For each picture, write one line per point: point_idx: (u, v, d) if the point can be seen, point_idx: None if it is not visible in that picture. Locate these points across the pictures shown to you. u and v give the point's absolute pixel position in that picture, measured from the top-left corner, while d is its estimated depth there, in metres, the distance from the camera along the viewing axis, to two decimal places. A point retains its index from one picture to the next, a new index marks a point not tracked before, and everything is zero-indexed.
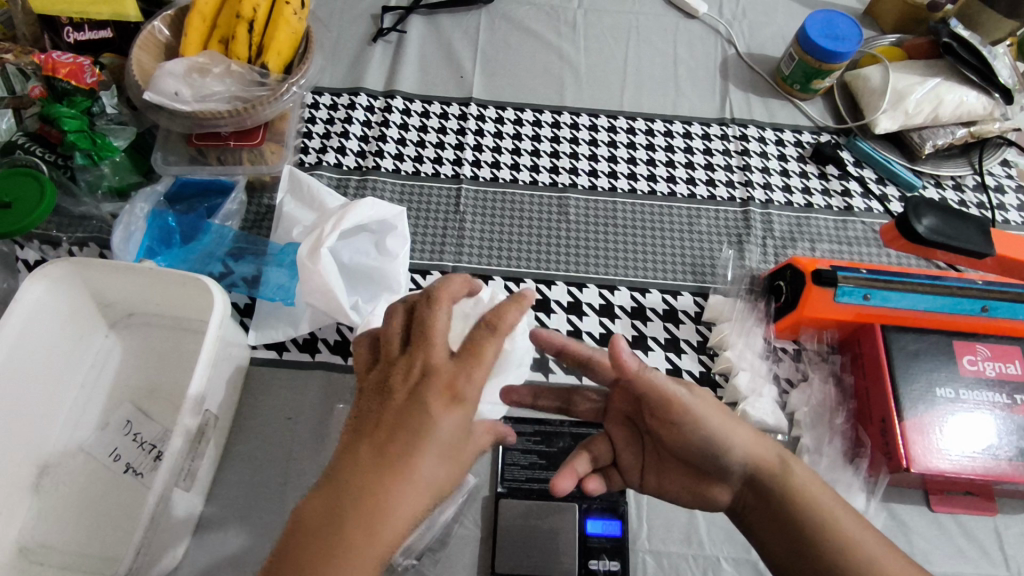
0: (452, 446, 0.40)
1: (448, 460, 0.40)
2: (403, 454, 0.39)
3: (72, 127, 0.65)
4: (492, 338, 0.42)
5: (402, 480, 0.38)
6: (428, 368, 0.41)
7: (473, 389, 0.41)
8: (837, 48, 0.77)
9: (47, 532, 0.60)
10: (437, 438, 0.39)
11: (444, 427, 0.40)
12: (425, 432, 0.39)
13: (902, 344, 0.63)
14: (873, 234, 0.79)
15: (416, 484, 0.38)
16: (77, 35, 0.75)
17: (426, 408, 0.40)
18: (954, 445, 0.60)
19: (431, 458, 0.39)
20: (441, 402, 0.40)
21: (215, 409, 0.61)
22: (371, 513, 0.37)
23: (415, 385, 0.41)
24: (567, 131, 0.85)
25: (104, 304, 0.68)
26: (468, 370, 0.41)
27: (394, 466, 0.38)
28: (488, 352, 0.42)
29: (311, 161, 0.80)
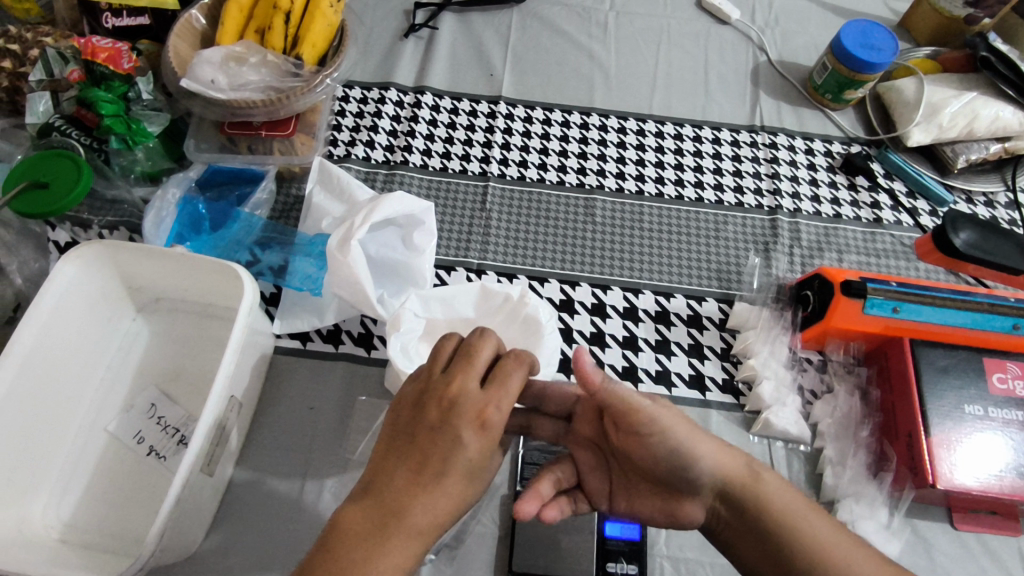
0: (479, 463, 0.42)
1: (477, 478, 0.42)
2: (434, 470, 0.41)
3: (108, 111, 0.67)
4: (520, 370, 0.46)
5: (435, 492, 0.40)
6: (459, 396, 0.43)
7: (499, 415, 0.44)
8: (873, 59, 0.76)
9: (73, 511, 0.61)
10: (468, 455, 0.42)
11: (474, 449, 0.42)
12: (456, 450, 0.41)
13: (931, 359, 0.63)
14: (902, 247, 0.78)
15: (448, 498, 0.40)
16: (115, 21, 0.76)
17: (461, 429, 0.42)
18: (976, 470, 0.59)
19: (462, 474, 0.41)
20: (471, 424, 0.42)
21: (240, 395, 0.61)
22: (407, 523, 0.39)
23: (444, 409, 0.43)
24: (595, 132, 0.84)
25: (133, 288, 0.69)
26: (497, 395, 0.44)
27: (428, 481, 0.40)
28: (516, 383, 0.45)
29: (340, 153, 0.80)
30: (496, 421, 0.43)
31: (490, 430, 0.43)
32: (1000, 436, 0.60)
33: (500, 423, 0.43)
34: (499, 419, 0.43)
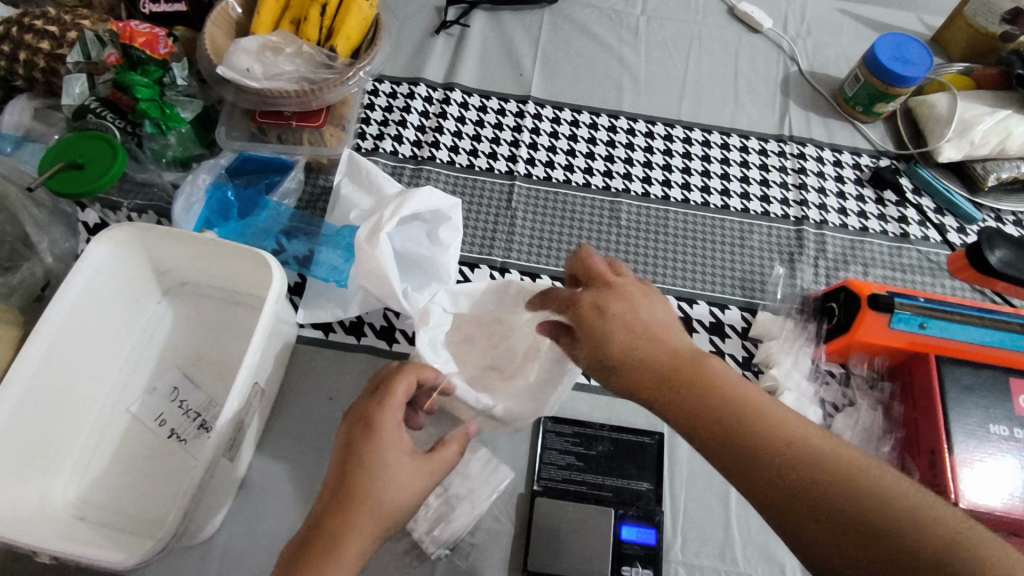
0: (386, 464, 0.48)
1: (385, 475, 0.47)
2: (342, 481, 0.47)
3: (144, 96, 0.68)
4: (401, 375, 0.52)
5: (346, 497, 0.46)
6: (353, 412, 0.51)
7: (389, 420, 0.50)
8: (906, 73, 0.75)
9: (94, 489, 0.61)
10: (367, 459, 0.47)
11: (370, 452, 0.48)
12: (354, 459, 0.48)
13: (957, 377, 0.62)
14: (929, 263, 0.77)
15: (357, 497, 0.46)
16: (152, 6, 0.78)
17: (350, 436, 0.49)
18: (990, 492, 0.57)
19: (365, 476, 0.47)
20: (362, 434, 0.49)
21: (263, 382, 0.62)
22: (325, 529, 0.45)
23: (344, 432, 0.50)
24: (623, 136, 0.84)
25: (160, 271, 0.69)
26: (378, 401, 0.50)
27: (337, 490, 0.47)
28: (398, 387, 0.51)
29: (368, 147, 0.80)
30: (381, 424, 0.49)
31: (377, 433, 0.49)
32: (1010, 460, 0.59)
33: (386, 422, 0.49)
34: (384, 422, 0.49)
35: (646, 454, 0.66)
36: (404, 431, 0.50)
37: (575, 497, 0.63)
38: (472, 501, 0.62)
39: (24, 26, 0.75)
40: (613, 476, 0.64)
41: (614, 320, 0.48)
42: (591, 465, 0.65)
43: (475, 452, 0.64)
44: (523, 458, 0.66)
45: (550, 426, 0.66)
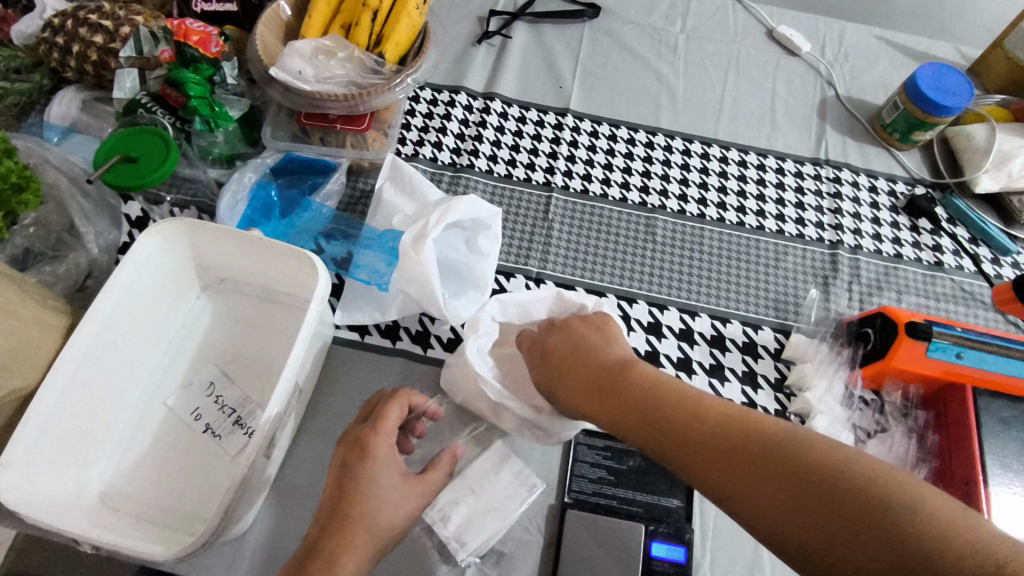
0: (381, 485, 0.48)
1: (379, 500, 0.48)
2: (336, 502, 0.47)
3: (196, 93, 0.69)
4: (395, 400, 0.53)
5: (342, 518, 0.46)
6: (344, 436, 0.51)
7: (383, 443, 0.50)
8: (946, 102, 0.76)
9: (128, 481, 0.61)
10: (362, 482, 0.48)
11: (365, 475, 0.48)
12: (348, 481, 0.48)
13: (993, 409, 0.62)
14: (964, 292, 0.77)
15: (353, 518, 0.46)
16: (205, 5, 0.79)
17: (344, 461, 0.49)
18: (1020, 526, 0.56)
19: (361, 498, 0.47)
20: (356, 456, 0.49)
21: (302, 381, 0.62)
22: (322, 550, 0.45)
23: (335, 455, 0.51)
24: (660, 152, 0.85)
25: (201, 267, 0.70)
26: (373, 425, 0.51)
27: (333, 511, 0.47)
28: (392, 412, 0.52)
29: (408, 152, 0.81)
30: (376, 448, 0.49)
31: (371, 456, 0.49)
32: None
33: (379, 447, 0.50)
34: (379, 446, 0.49)
35: None
36: (397, 453, 0.51)
37: (605, 512, 0.63)
38: (504, 510, 0.62)
39: (78, 19, 0.75)
40: (643, 491, 0.64)
41: (557, 351, 0.57)
42: (622, 480, 0.65)
43: (507, 462, 0.64)
44: (554, 469, 0.66)
45: (583, 438, 0.66)
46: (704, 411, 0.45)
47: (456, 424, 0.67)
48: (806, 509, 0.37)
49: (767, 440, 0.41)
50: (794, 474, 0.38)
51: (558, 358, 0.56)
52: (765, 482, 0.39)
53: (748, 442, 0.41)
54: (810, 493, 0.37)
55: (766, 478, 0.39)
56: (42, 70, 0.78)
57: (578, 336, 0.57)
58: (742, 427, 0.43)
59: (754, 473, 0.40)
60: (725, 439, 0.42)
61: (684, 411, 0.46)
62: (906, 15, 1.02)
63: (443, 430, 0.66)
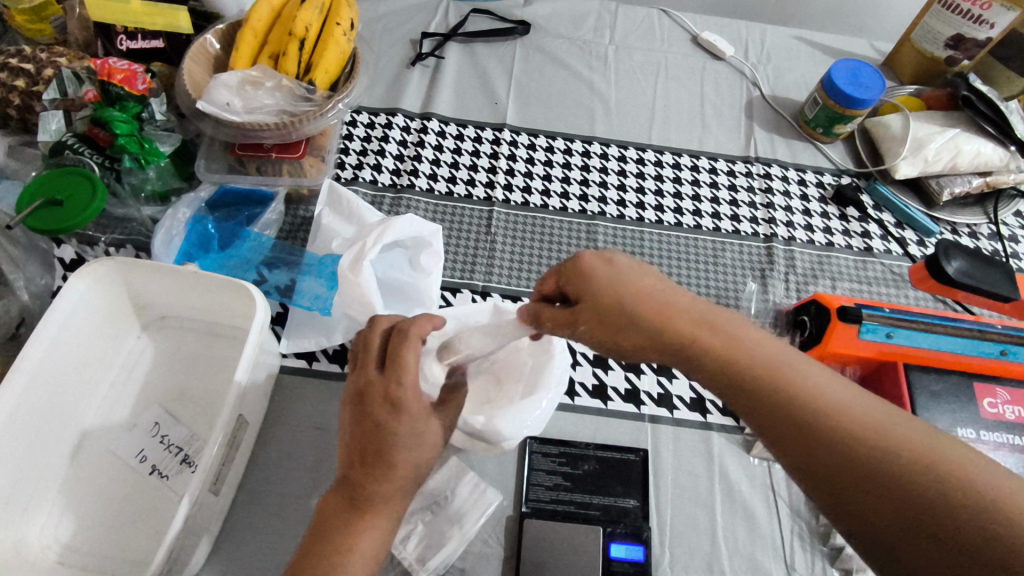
0: (416, 433, 0.47)
1: (415, 445, 0.47)
2: (374, 456, 0.46)
3: (123, 131, 0.68)
4: (409, 344, 0.49)
5: (385, 467, 0.46)
6: (367, 387, 0.48)
7: (409, 391, 0.47)
8: (859, 95, 0.79)
9: (72, 530, 0.59)
10: (397, 434, 0.46)
11: (401, 427, 0.46)
12: (382, 434, 0.46)
13: (925, 384, 0.64)
14: (893, 275, 0.81)
15: (394, 470, 0.46)
16: (130, 43, 0.78)
17: (373, 418, 0.47)
18: None
19: (397, 448, 0.46)
20: (386, 410, 0.47)
21: (248, 415, 0.61)
22: (371, 496, 0.45)
23: (360, 406, 0.48)
24: (597, 160, 0.87)
25: (140, 305, 0.69)
26: (395, 376, 0.47)
27: (374, 460, 0.46)
28: (409, 357, 0.48)
29: (348, 176, 0.81)
30: (405, 400, 0.47)
31: (401, 408, 0.47)
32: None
33: (408, 398, 0.47)
34: (409, 397, 0.46)
35: (631, 470, 0.67)
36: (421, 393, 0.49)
37: (563, 517, 0.63)
38: (462, 524, 0.61)
39: None
40: (599, 494, 0.64)
41: (606, 284, 0.47)
42: (579, 484, 0.65)
43: (462, 476, 0.64)
44: (511, 480, 0.66)
45: (537, 445, 0.67)
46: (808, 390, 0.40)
47: None
48: (918, 529, 0.34)
49: (883, 437, 0.37)
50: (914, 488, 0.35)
51: (617, 303, 0.46)
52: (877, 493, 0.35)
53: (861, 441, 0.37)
54: (938, 511, 0.34)
55: (876, 487, 0.35)
56: None
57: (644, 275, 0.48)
58: (825, 400, 0.39)
59: (837, 465, 0.37)
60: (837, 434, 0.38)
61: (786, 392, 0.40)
62: (824, 13, 1.07)
63: None
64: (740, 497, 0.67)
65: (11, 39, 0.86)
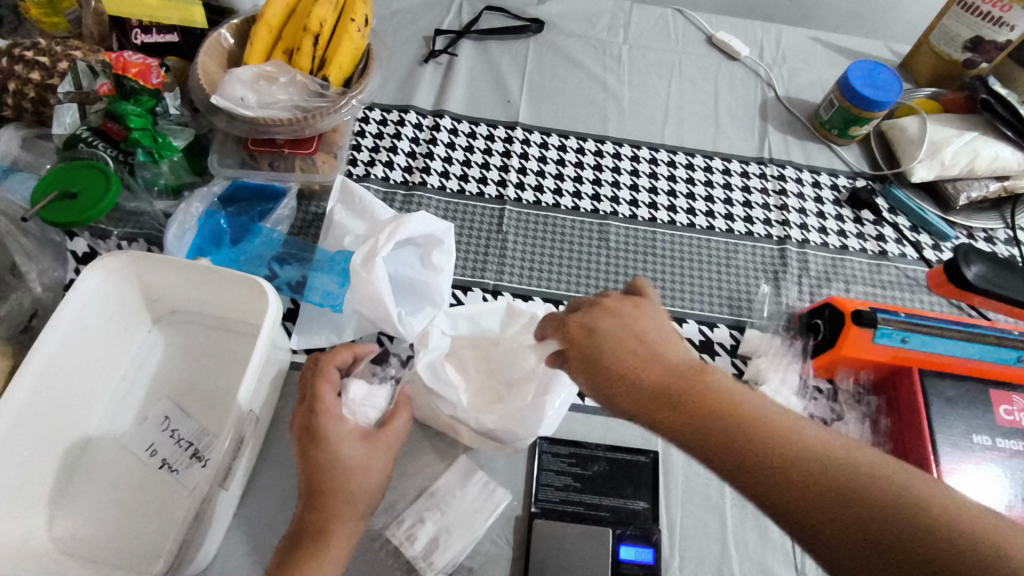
0: (342, 459, 0.50)
1: (345, 471, 0.50)
2: (312, 485, 0.49)
3: (138, 125, 0.68)
4: (320, 378, 0.53)
5: (317, 495, 0.49)
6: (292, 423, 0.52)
7: (330, 422, 0.51)
8: (877, 97, 0.79)
9: (82, 523, 0.59)
10: (324, 462, 0.49)
11: (327, 458, 0.50)
12: (313, 464, 0.50)
13: (939, 390, 0.63)
14: (907, 279, 0.80)
15: (331, 497, 0.49)
16: (144, 37, 0.79)
17: (300, 453, 0.51)
18: (986, 493, 0.59)
19: (332, 475, 0.49)
20: (309, 442, 0.50)
21: (258, 409, 0.61)
22: (310, 525, 0.48)
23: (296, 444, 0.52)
24: (609, 160, 0.86)
25: (152, 299, 0.69)
26: (308, 409, 0.51)
27: (310, 488, 0.49)
28: (323, 389, 0.52)
29: (359, 173, 0.81)
30: (325, 430, 0.50)
31: (321, 437, 0.50)
32: (994, 474, 0.60)
33: (325, 430, 0.50)
34: (326, 428, 0.50)
35: (641, 472, 0.66)
36: (349, 423, 0.52)
37: (572, 518, 0.63)
38: (471, 525, 0.61)
39: (14, 57, 0.75)
40: (609, 496, 0.64)
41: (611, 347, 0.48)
42: (588, 485, 0.65)
43: (472, 476, 0.64)
44: (520, 480, 0.66)
45: (547, 446, 0.66)
46: (780, 432, 0.40)
47: (420, 445, 0.65)
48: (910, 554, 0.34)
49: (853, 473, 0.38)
50: (898, 520, 0.35)
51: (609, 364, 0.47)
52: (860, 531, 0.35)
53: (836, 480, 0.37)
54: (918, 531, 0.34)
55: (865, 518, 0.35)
56: None
57: (617, 330, 0.48)
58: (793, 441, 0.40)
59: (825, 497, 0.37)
60: (807, 472, 0.38)
61: (755, 434, 0.40)
62: (840, 15, 1.07)
63: (408, 450, 0.65)
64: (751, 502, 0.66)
65: (27, 33, 0.86)
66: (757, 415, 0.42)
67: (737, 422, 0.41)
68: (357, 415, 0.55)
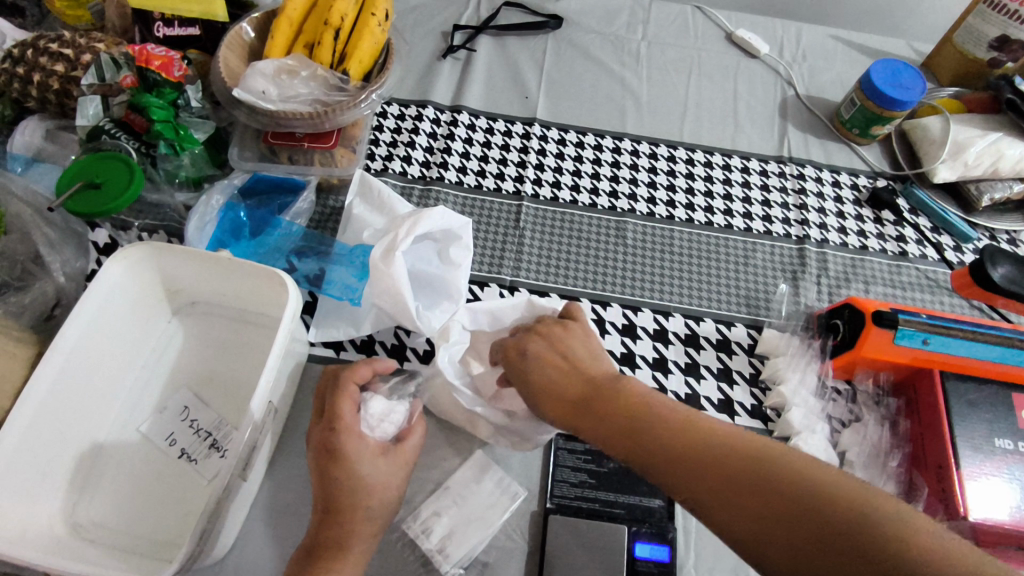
0: (362, 477, 0.50)
1: (363, 490, 0.50)
2: (330, 502, 0.50)
3: (160, 117, 0.70)
4: (340, 397, 0.52)
5: (334, 512, 0.50)
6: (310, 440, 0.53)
7: (351, 442, 0.51)
8: (901, 96, 0.77)
9: (103, 510, 0.60)
10: (344, 481, 0.50)
11: (346, 478, 0.50)
12: (332, 482, 0.50)
13: (961, 393, 0.62)
14: (928, 280, 0.79)
15: (349, 515, 0.50)
16: (166, 30, 0.79)
17: (320, 472, 0.51)
18: (1008, 500, 0.58)
19: (352, 492, 0.50)
20: (329, 461, 0.50)
21: (277, 400, 0.61)
22: (326, 540, 0.50)
23: (315, 458, 0.52)
24: (627, 157, 0.86)
25: (172, 290, 0.70)
26: (330, 427, 0.51)
27: (327, 505, 0.50)
28: (343, 408, 0.52)
29: (377, 167, 0.82)
30: (346, 450, 0.50)
31: (343, 455, 0.50)
32: (1017, 478, 0.59)
33: (345, 450, 0.50)
34: (349, 448, 0.50)
35: None
36: (370, 441, 0.52)
37: (588, 514, 0.63)
38: (487, 519, 0.61)
39: (38, 48, 0.75)
40: (625, 493, 0.64)
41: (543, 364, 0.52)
42: (604, 482, 0.65)
43: (488, 471, 0.64)
44: (535, 476, 0.66)
45: (563, 442, 0.66)
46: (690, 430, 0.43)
47: (436, 438, 0.66)
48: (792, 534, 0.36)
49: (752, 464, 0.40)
50: (781, 502, 0.37)
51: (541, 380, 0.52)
52: (756, 509, 0.38)
53: (727, 458, 0.40)
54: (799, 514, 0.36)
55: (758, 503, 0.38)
56: (3, 100, 0.77)
57: (551, 350, 0.53)
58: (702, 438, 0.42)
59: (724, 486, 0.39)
60: (710, 461, 0.41)
61: (666, 430, 0.44)
62: (861, 14, 1.06)
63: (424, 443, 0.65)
64: None
65: (50, 25, 0.87)
66: (672, 418, 0.45)
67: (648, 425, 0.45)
68: (375, 430, 0.53)
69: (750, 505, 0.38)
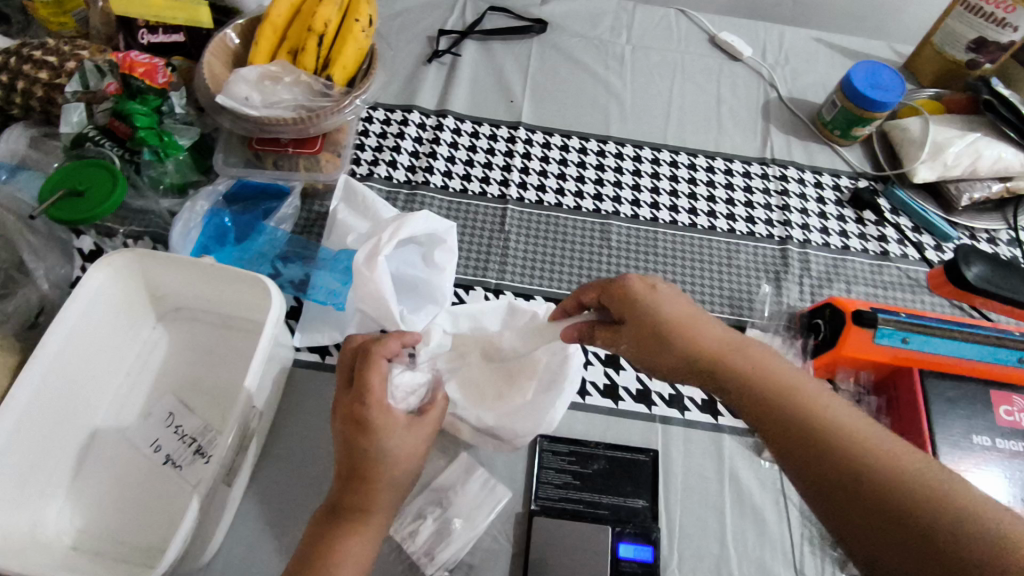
0: (388, 447, 0.50)
1: (390, 459, 0.50)
2: (353, 468, 0.50)
3: (143, 124, 0.70)
4: (371, 365, 0.52)
5: (360, 478, 0.50)
6: (339, 407, 0.53)
7: (376, 411, 0.50)
8: (880, 98, 0.78)
9: (88, 516, 0.60)
10: (370, 450, 0.50)
11: (373, 446, 0.50)
12: (357, 451, 0.50)
13: (939, 390, 0.63)
14: (909, 280, 0.80)
15: (373, 483, 0.50)
16: (150, 37, 0.80)
17: (349, 441, 0.50)
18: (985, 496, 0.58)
19: (375, 461, 0.50)
20: (356, 430, 0.50)
21: (261, 405, 0.61)
22: (350, 504, 0.49)
23: (340, 426, 0.52)
24: (612, 160, 0.87)
25: (156, 296, 0.70)
26: (359, 396, 0.51)
27: (352, 471, 0.50)
28: (373, 376, 0.51)
29: (363, 172, 0.82)
30: (373, 420, 0.50)
31: (370, 426, 0.50)
32: (994, 474, 0.60)
33: (373, 418, 0.50)
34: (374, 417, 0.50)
35: (641, 471, 0.66)
36: (395, 411, 0.52)
37: (572, 515, 0.63)
38: (471, 521, 0.62)
39: (22, 57, 0.76)
40: (609, 494, 0.64)
41: (660, 308, 0.51)
42: (588, 484, 0.65)
43: (472, 473, 0.64)
44: (520, 479, 0.66)
45: (547, 444, 0.67)
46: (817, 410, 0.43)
47: None
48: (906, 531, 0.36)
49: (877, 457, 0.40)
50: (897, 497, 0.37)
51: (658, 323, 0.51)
52: (873, 500, 0.38)
53: (854, 450, 0.40)
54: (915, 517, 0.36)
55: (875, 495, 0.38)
56: None
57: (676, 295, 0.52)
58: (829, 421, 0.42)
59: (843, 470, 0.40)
60: (835, 442, 0.41)
61: (792, 402, 0.44)
62: (843, 16, 1.07)
63: None
64: (750, 502, 0.67)
65: (34, 32, 0.87)
66: (798, 393, 0.44)
67: (776, 393, 0.45)
68: (399, 403, 0.54)
69: (846, 495, 0.39)
